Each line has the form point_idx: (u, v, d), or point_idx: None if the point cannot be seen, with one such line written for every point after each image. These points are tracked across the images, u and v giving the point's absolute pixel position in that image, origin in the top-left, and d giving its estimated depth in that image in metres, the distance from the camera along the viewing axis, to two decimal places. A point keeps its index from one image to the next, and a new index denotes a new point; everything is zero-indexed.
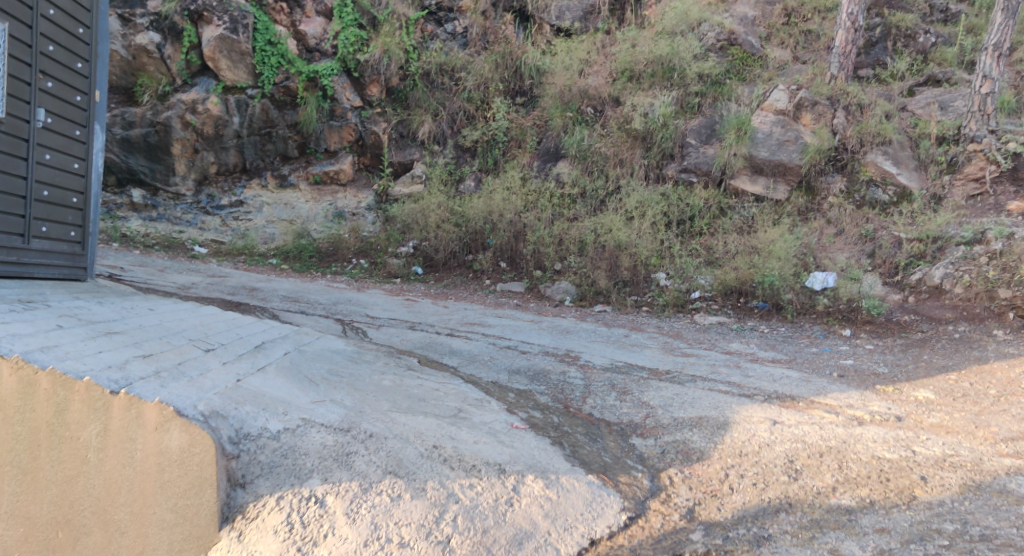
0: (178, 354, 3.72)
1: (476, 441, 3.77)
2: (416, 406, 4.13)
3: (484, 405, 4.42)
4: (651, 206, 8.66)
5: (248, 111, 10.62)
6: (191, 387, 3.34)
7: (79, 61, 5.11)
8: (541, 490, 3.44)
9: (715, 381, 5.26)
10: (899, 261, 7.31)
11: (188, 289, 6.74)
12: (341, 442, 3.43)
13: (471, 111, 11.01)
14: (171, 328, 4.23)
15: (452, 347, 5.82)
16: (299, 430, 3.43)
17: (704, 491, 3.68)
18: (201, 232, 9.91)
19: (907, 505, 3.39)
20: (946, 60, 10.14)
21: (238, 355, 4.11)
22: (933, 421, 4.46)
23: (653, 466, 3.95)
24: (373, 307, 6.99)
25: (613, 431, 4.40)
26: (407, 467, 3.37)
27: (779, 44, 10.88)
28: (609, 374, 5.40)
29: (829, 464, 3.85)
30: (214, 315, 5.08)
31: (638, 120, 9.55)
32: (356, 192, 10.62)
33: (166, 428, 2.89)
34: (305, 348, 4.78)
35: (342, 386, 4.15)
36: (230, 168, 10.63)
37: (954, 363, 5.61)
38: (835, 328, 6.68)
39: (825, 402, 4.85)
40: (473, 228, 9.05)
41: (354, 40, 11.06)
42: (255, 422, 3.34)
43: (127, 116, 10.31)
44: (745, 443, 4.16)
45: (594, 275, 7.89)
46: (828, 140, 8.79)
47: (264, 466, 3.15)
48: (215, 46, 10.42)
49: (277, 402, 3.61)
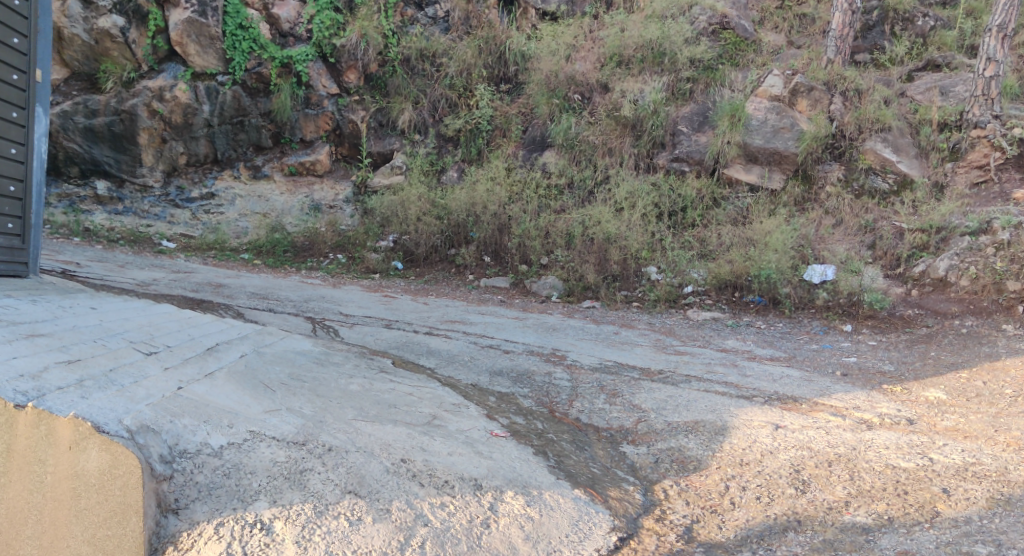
0: (111, 359, 3.33)
1: (450, 454, 3.39)
2: (385, 414, 3.73)
3: (462, 411, 4.03)
4: (641, 197, 8.28)
5: (218, 99, 10.13)
6: (120, 398, 2.95)
7: (15, 36, 4.62)
8: (521, 509, 3.06)
9: (711, 382, 4.89)
10: (900, 253, 7.02)
11: (146, 286, 6.27)
12: (294, 458, 3.03)
13: (453, 99, 10.62)
14: (110, 330, 3.81)
15: (429, 347, 5.41)
16: (245, 445, 3.03)
17: (703, 507, 3.31)
18: (169, 226, 9.47)
19: (930, 522, 3.06)
20: (945, 43, 9.81)
21: (185, 360, 3.70)
22: (947, 424, 4.12)
23: (646, 478, 3.57)
24: (347, 305, 6.56)
25: (603, 439, 4.02)
26: (369, 485, 2.98)
27: (773, 29, 10.57)
28: (598, 375, 5.01)
29: (839, 475, 3.49)
30: (166, 313, 4.67)
31: (628, 108, 9.17)
32: (333, 183, 10.21)
33: (82, 448, 2.52)
34: (264, 350, 4.35)
35: (302, 393, 3.75)
36: (200, 159, 10.16)
37: (963, 360, 5.27)
38: (835, 323, 6.34)
39: (829, 404, 4.48)
40: (455, 220, 8.64)
41: (329, 24, 10.55)
42: (194, 437, 2.95)
43: (89, 104, 9.79)
44: (745, 450, 3.79)
45: (582, 270, 7.50)
46: (826, 127, 8.46)
47: (202, 489, 2.75)
48: (182, 30, 9.97)
49: (222, 413, 3.20)
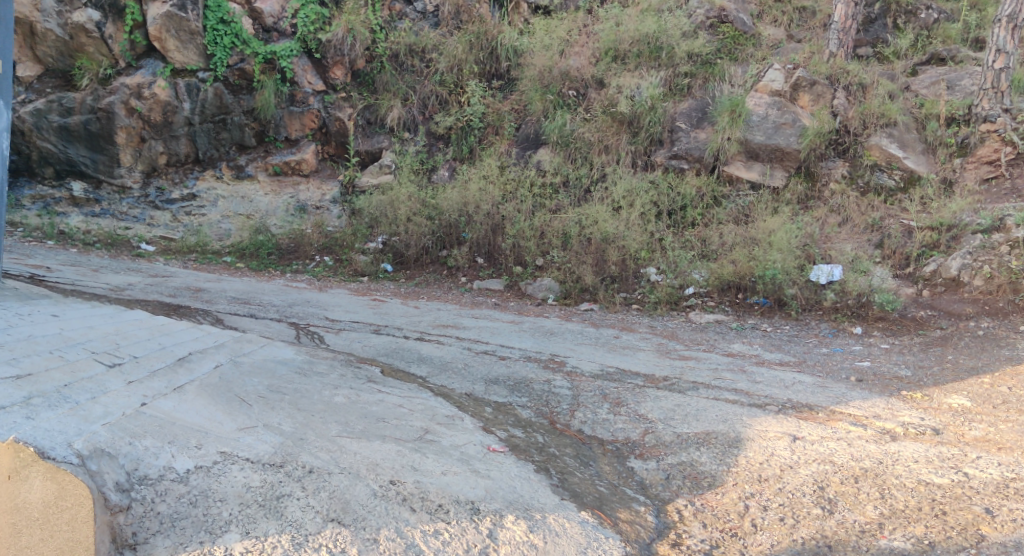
0: (67, 373, 3.02)
1: (444, 473, 3.07)
2: (373, 429, 3.41)
3: (456, 424, 3.72)
4: (639, 195, 8.00)
5: (199, 96, 9.76)
6: (72, 418, 2.63)
7: None
8: (523, 535, 2.76)
9: (720, 389, 4.60)
10: (910, 252, 6.78)
11: (120, 291, 5.91)
12: (270, 482, 2.71)
13: (444, 95, 10.33)
14: (70, 339, 3.49)
15: (421, 354, 5.10)
16: (215, 468, 2.71)
17: (722, 530, 3.02)
18: (149, 228, 9.14)
19: (976, 548, 2.80)
20: (949, 36, 9.64)
21: (152, 373, 3.37)
22: (976, 434, 3.85)
23: (657, 498, 3.28)
24: (333, 310, 6.23)
25: (608, 452, 3.72)
26: (354, 512, 2.66)
27: (772, 22, 10.34)
28: (600, 382, 4.71)
29: (868, 492, 3.21)
30: (136, 320, 4.36)
31: (624, 103, 8.89)
32: (319, 183, 9.90)
33: (25, 477, 2.24)
34: (241, 359, 4.03)
35: (281, 408, 3.43)
36: (181, 159, 9.82)
37: (984, 363, 5.01)
38: (844, 326, 6.08)
39: (848, 413, 4.19)
40: (447, 220, 8.32)
41: (314, 18, 10.19)
42: (156, 461, 2.63)
43: (64, 102, 9.45)
44: (763, 465, 3.50)
45: (579, 271, 7.20)
46: (829, 122, 8.22)
47: (164, 520, 2.43)
48: (161, 24, 9.57)
49: (190, 432, 2.89)
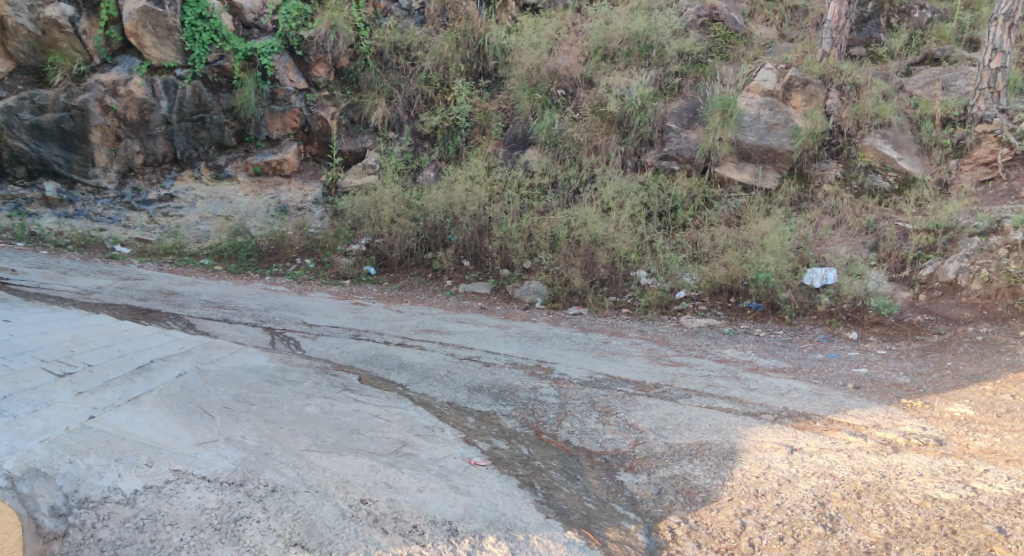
0: (10, 385, 3.01)
1: (420, 490, 2.86)
2: (345, 441, 3.19)
3: (436, 436, 3.50)
4: (629, 196, 7.79)
5: (177, 94, 9.52)
6: (5, 435, 2.65)
7: None
8: None
9: (713, 398, 4.40)
10: (906, 255, 6.62)
11: (87, 294, 5.66)
12: (227, 504, 2.53)
13: (430, 94, 10.08)
14: (19, 346, 3.44)
15: (401, 360, 4.87)
16: (167, 489, 2.55)
17: (717, 551, 2.81)
18: (124, 229, 8.87)
19: None
20: (943, 36, 9.53)
21: (106, 382, 3.25)
22: (980, 445, 3.67)
23: (649, 515, 3.07)
24: (312, 314, 5.99)
25: (596, 466, 3.50)
26: (320, 534, 2.46)
27: (764, 21, 10.20)
28: (588, 390, 4.49)
29: (872, 509, 3.02)
30: (98, 326, 4.13)
31: (614, 102, 8.71)
32: (301, 184, 9.67)
33: None
34: (208, 367, 3.79)
35: (247, 419, 3.21)
36: (158, 158, 9.58)
37: (984, 370, 4.84)
38: (839, 330, 5.91)
39: (846, 422, 4.00)
40: (432, 222, 8.08)
41: (296, 14, 9.99)
42: (100, 482, 2.53)
43: (36, 100, 9.18)
44: (760, 479, 3.29)
45: (567, 274, 7.01)
46: (822, 122, 8.10)
47: (105, 547, 2.28)
48: (137, 19, 9.35)
49: (141, 448, 2.76)
